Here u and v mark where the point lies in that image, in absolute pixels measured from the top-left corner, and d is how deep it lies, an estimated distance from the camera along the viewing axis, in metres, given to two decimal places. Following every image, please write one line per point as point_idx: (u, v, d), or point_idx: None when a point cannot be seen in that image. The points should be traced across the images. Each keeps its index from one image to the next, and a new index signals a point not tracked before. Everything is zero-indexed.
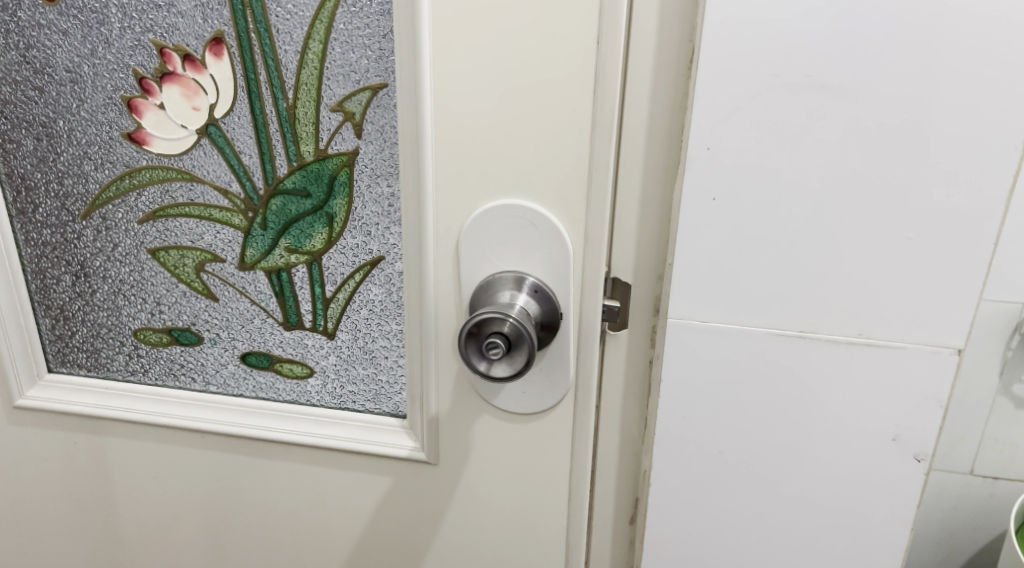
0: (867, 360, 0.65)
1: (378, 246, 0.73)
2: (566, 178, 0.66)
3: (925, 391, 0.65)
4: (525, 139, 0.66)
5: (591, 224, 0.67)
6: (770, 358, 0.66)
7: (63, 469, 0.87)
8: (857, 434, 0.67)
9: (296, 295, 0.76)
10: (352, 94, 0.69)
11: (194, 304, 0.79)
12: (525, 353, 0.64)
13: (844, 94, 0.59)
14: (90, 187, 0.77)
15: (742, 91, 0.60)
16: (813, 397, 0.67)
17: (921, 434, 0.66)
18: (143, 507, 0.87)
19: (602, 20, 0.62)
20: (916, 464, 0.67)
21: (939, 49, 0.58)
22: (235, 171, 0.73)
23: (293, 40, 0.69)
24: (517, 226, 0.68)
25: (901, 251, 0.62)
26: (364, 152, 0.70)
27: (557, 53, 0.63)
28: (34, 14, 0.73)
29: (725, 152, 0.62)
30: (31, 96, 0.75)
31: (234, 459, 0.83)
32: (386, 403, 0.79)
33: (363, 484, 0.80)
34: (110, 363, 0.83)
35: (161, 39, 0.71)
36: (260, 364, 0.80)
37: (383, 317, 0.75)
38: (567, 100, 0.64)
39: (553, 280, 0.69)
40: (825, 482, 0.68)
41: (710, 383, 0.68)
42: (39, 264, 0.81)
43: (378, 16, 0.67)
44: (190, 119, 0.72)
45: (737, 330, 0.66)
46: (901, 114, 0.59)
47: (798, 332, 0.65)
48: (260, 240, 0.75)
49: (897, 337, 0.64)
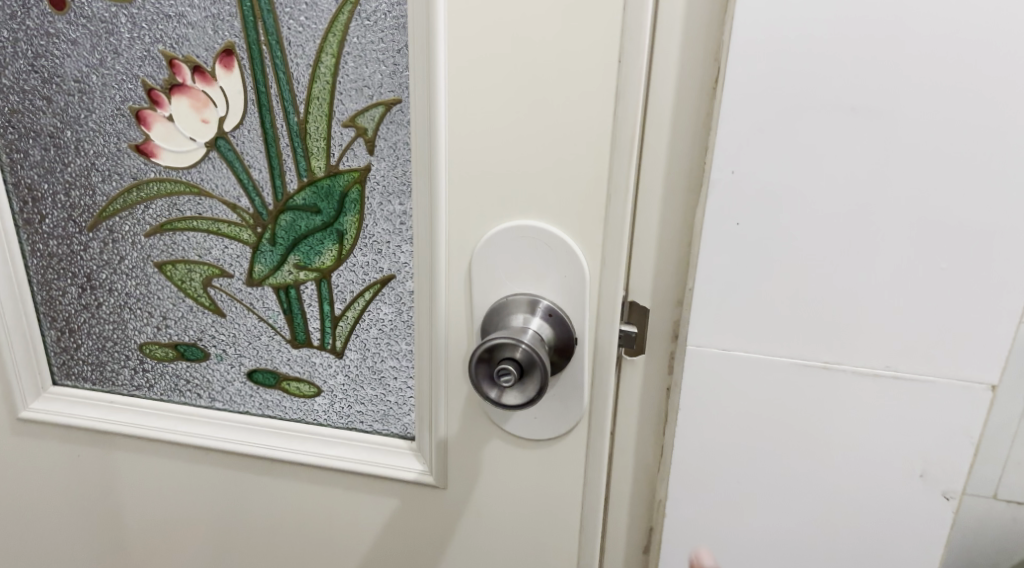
0: (894, 395, 0.62)
1: (389, 264, 0.71)
2: (584, 199, 0.64)
3: (956, 427, 0.62)
4: (541, 160, 0.63)
5: (608, 246, 0.64)
6: (791, 390, 0.64)
7: (68, 480, 0.86)
8: (883, 468, 0.64)
9: (304, 312, 0.74)
10: (365, 110, 0.67)
11: (200, 319, 0.77)
12: (537, 381, 0.62)
13: (878, 117, 0.57)
14: (97, 200, 0.75)
15: (769, 115, 0.58)
16: (837, 432, 0.64)
17: (950, 471, 0.63)
18: (148, 521, 0.85)
19: (625, 38, 0.59)
20: (944, 502, 0.64)
21: (979, 72, 0.55)
22: (244, 186, 0.71)
23: (305, 53, 0.67)
24: (533, 248, 0.65)
25: (934, 282, 0.59)
26: (376, 169, 0.68)
27: (577, 71, 0.60)
28: (42, 23, 0.71)
29: (751, 176, 0.59)
30: (39, 105, 0.73)
31: (239, 477, 0.81)
32: (394, 424, 0.77)
33: (371, 505, 0.78)
34: (116, 376, 0.82)
35: (171, 50, 0.69)
36: (267, 381, 0.78)
37: (393, 336, 0.73)
38: (587, 120, 0.61)
39: (568, 304, 0.66)
40: (848, 517, 0.66)
41: (728, 414, 0.65)
42: (44, 275, 0.79)
43: (393, 31, 0.65)
44: (198, 131, 0.70)
45: (759, 360, 0.63)
46: (937, 138, 0.57)
47: (822, 363, 0.63)
48: (269, 256, 0.73)
49: (928, 371, 0.61)
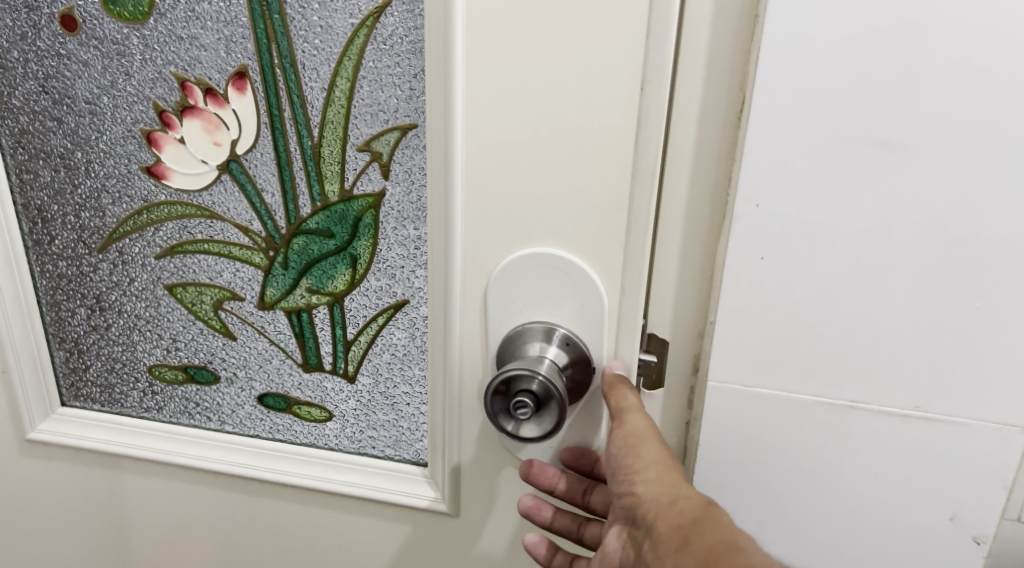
0: (924, 435, 0.60)
1: (403, 289, 0.70)
2: (604, 228, 0.62)
3: (988, 469, 0.60)
4: (561, 191, 0.62)
5: (628, 275, 0.63)
6: (816, 428, 0.62)
7: (76, 502, 0.84)
8: (912, 507, 0.62)
9: (316, 336, 0.73)
10: (380, 134, 0.66)
11: (211, 342, 0.76)
12: (557, 398, 0.60)
13: (910, 152, 0.55)
14: (107, 221, 0.74)
15: (796, 147, 0.56)
16: (863, 471, 0.62)
17: (981, 514, 0.61)
18: (156, 544, 0.84)
19: (647, 66, 0.58)
20: (975, 546, 0.62)
21: (1016, 107, 0.53)
22: (257, 209, 0.70)
23: (320, 77, 0.66)
24: (550, 276, 0.64)
25: (966, 321, 0.58)
26: (391, 194, 0.67)
27: (598, 100, 0.59)
28: (53, 44, 0.70)
29: (776, 209, 0.58)
30: (49, 126, 0.72)
31: (249, 502, 0.80)
32: (406, 450, 0.75)
33: (383, 533, 0.77)
34: (124, 398, 0.81)
35: (183, 72, 0.68)
36: (278, 406, 0.77)
37: (406, 362, 0.72)
38: (608, 149, 0.60)
39: (586, 333, 0.65)
40: (875, 558, 0.64)
41: (750, 451, 0.63)
42: (54, 296, 0.78)
43: (409, 55, 0.64)
44: (210, 154, 0.69)
45: (783, 398, 0.62)
46: (970, 174, 0.55)
47: (848, 402, 0.61)
48: (281, 280, 0.72)
49: (958, 412, 0.60)
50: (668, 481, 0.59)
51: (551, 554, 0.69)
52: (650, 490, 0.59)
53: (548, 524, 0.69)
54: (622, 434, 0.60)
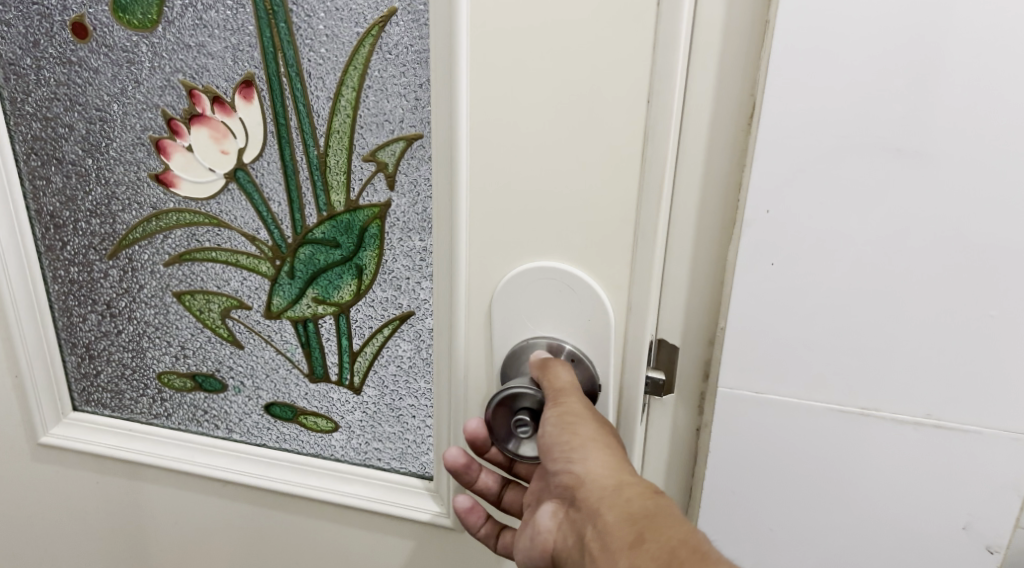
0: (937, 450, 0.58)
1: (408, 301, 0.69)
2: (609, 238, 0.60)
3: (1002, 479, 0.58)
4: (565, 200, 0.60)
5: (635, 291, 0.61)
6: (826, 436, 0.60)
7: (88, 508, 0.85)
8: (926, 519, 0.60)
9: (322, 347, 0.72)
10: (385, 144, 0.65)
11: (218, 350, 0.76)
12: (536, 393, 0.59)
13: (922, 159, 0.53)
14: (117, 228, 0.74)
15: (805, 156, 0.55)
16: (876, 487, 0.60)
17: (996, 525, 0.59)
18: (165, 550, 0.84)
19: (654, 75, 0.57)
20: (989, 556, 0.59)
21: None
22: (263, 218, 0.70)
23: (326, 86, 0.65)
24: (556, 290, 0.62)
25: (981, 330, 0.55)
26: (396, 205, 0.66)
27: (603, 108, 0.58)
28: (64, 51, 0.70)
29: (787, 217, 0.56)
30: (61, 133, 0.72)
31: (255, 512, 0.79)
32: (412, 463, 0.75)
33: (387, 547, 0.76)
34: (134, 404, 0.81)
35: (191, 80, 0.68)
36: (284, 415, 0.76)
37: (411, 374, 0.71)
38: (613, 158, 0.59)
39: (592, 350, 0.63)
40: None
41: (758, 467, 0.62)
42: (66, 301, 0.79)
43: (414, 65, 0.63)
44: (217, 162, 0.69)
45: (794, 405, 0.60)
46: (985, 180, 0.53)
47: (860, 409, 0.59)
48: (287, 289, 0.71)
49: (972, 422, 0.57)
50: (608, 461, 0.56)
51: (479, 523, 0.68)
52: (587, 472, 0.55)
53: (471, 484, 0.68)
54: (558, 414, 0.58)
